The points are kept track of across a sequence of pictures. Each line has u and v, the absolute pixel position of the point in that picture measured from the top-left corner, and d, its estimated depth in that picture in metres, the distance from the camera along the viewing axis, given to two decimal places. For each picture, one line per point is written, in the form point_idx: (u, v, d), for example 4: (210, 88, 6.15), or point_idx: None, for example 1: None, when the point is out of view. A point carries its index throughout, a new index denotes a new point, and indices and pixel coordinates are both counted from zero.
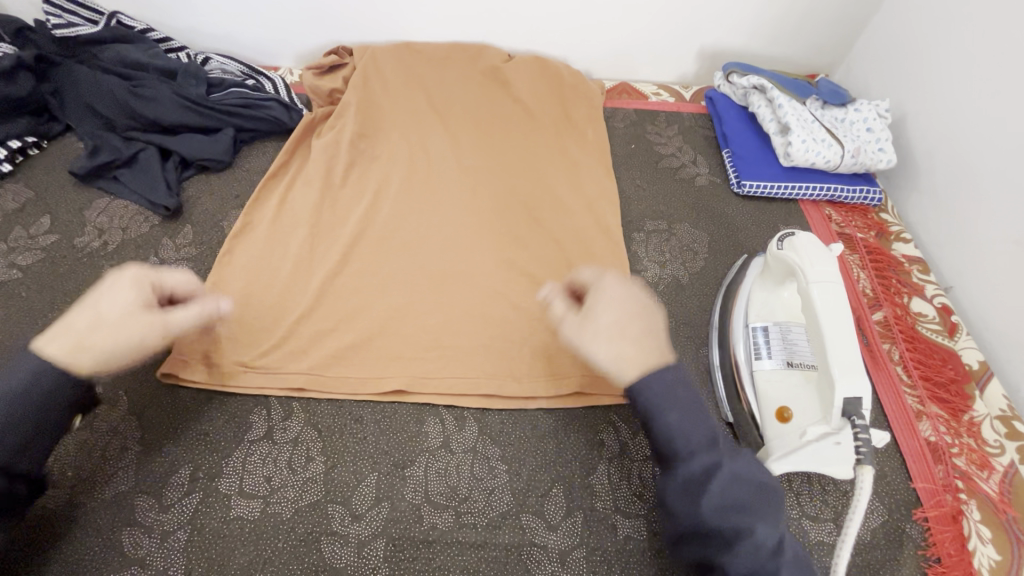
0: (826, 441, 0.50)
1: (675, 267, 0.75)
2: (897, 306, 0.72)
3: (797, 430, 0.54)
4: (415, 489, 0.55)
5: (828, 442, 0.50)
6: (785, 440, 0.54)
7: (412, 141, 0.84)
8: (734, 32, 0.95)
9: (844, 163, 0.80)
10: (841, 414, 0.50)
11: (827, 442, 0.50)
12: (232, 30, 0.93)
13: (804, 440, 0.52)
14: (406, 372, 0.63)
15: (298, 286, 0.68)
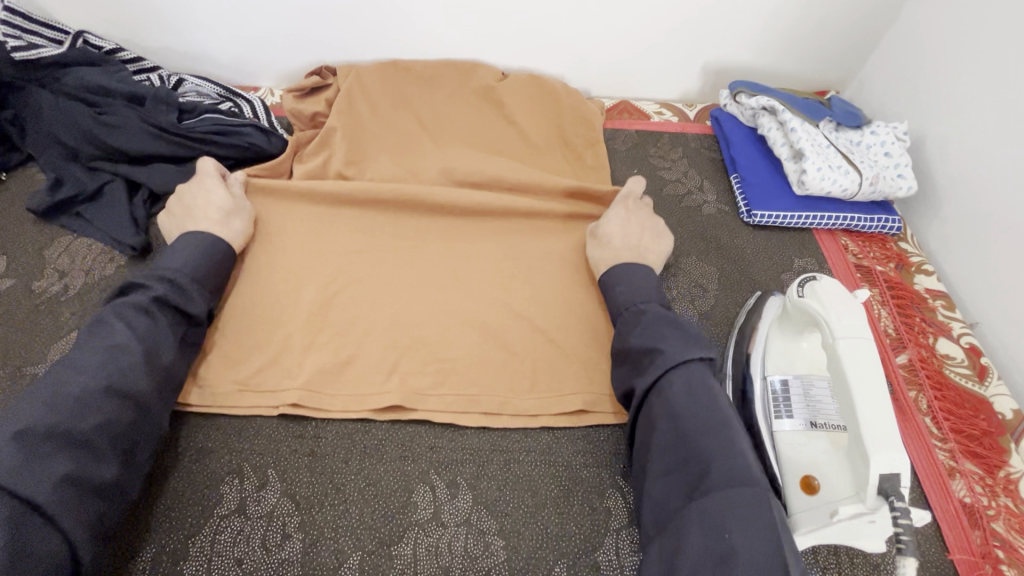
0: (859, 520, 0.44)
1: (684, 306, 0.70)
2: (923, 347, 0.67)
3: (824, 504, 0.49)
4: (402, 571, 0.50)
5: (861, 521, 0.44)
6: (811, 513, 0.49)
7: (403, 167, 0.80)
8: (740, 49, 0.90)
9: (862, 191, 0.75)
10: (877, 491, 0.44)
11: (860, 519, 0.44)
12: (207, 49, 0.87)
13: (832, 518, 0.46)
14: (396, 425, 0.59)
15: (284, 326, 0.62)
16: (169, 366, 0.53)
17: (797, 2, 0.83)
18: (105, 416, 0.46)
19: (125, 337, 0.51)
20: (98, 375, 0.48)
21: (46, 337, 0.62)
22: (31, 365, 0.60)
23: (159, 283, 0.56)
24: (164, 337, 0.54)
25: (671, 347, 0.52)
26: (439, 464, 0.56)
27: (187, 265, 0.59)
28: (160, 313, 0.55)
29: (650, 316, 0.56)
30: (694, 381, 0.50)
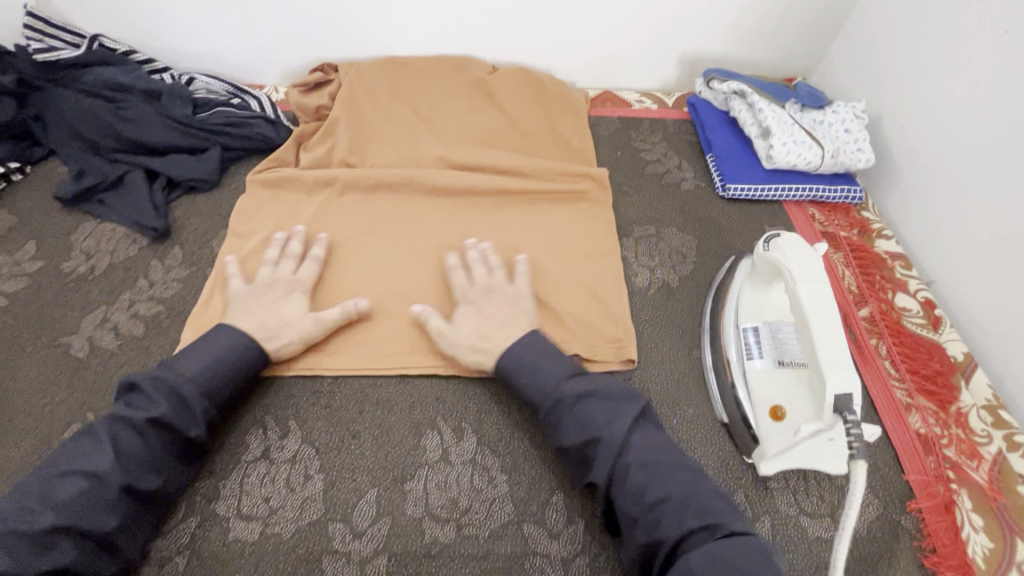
0: (819, 437, 0.51)
1: (665, 271, 0.76)
2: (883, 301, 0.74)
3: (790, 428, 0.56)
4: (415, 504, 0.55)
5: (821, 438, 0.51)
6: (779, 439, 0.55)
7: (401, 152, 0.85)
8: (712, 39, 0.97)
9: (824, 164, 0.82)
10: (833, 410, 0.51)
11: (820, 439, 0.52)
12: (215, 49, 0.93)
13: (797, 438, 0.53)
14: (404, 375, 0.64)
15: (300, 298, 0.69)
16: (155, 491, 0.51)
17: None
18: (64, 560, 0.46)
19: (106, 467, 0.49)
20: (63, 510, 0.47)
21: (77, 312, 0.67)
22: (66, 336, 0.65)
23: (164, 394, 0.53)
24: (153, 462, 0.51)
25: (607, 430, 0.52)
26: (445, 413, 0.61)
27: (199, 372, 0.55)
28: (156, 436, 0.52)
29: (576, 395, 0.55)
30: (645, 455, 0.51)
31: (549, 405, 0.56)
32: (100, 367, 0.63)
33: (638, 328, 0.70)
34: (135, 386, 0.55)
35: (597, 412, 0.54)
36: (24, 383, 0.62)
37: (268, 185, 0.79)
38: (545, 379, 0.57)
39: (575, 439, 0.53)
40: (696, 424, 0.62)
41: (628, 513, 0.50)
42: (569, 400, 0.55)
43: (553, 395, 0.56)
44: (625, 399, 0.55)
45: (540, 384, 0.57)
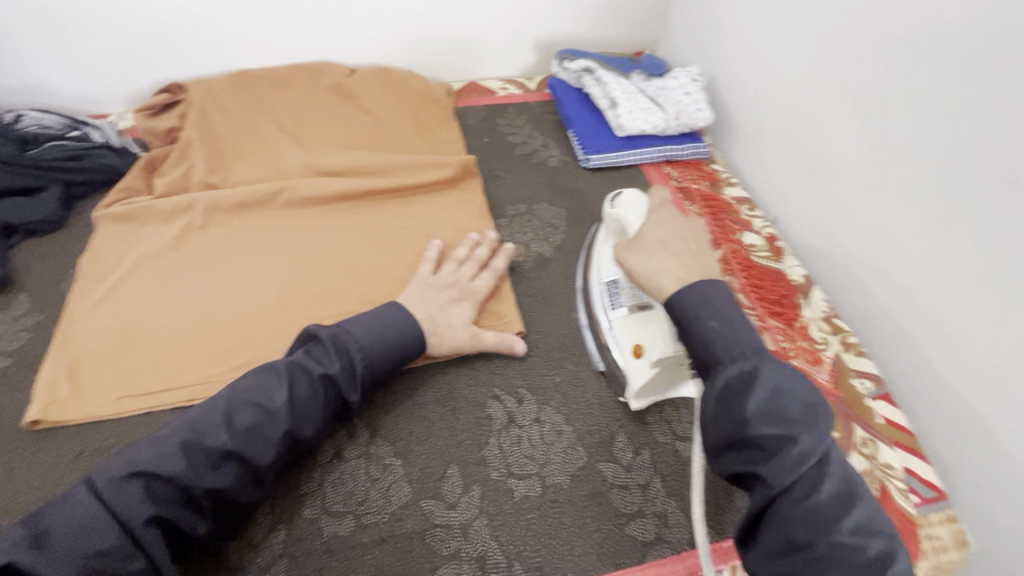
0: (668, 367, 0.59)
1: (540, 244, 0.80)
2: (733, 241, 0.82)
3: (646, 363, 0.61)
4: (311, 505, 0.55)
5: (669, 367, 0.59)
6: (638, 372, 0.62)
7: (265, 165, 0.84)
8: (560, 23, 1.03)
9: (670, 125, 0.89)
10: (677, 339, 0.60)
11: (674, 364, 0.61)
12: (42, 82, 0.87)
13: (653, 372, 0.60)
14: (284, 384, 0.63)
15: (160, 335, 0.66)
16: (308, 439, 0.53)
17: None
18: (224, 483, 0.48)
19: (278, 405, 0.51)
20: (239, 437, 0.49)
21: None
22: None
23: (342, 359, 0.56)
24: (316, 410, 0.53)
25: (807, 434, 0.42)
26: None
27: (368, 342, 0.58)
28: (321, 386, 0.54)
29: (771, 382, 0.44)
30: (839, 487, 0.42)
31: (733, 368, 0.45)
32: None
33: (519, 300, 0.74)
34: (315, 337, 0.57)
35: (791, 398, 0.43)
36: None
37: (119, 216, 0.75)
38: (740, 342, 0.47)
39: (770, 434, 0.42)
40: (577, 378, 0.66)
41: (795, 538, 0.41)
42: (764, 381, 0.44)
43: (741, 361, 0.46)
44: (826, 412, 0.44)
45: (732, 342, 0.47)
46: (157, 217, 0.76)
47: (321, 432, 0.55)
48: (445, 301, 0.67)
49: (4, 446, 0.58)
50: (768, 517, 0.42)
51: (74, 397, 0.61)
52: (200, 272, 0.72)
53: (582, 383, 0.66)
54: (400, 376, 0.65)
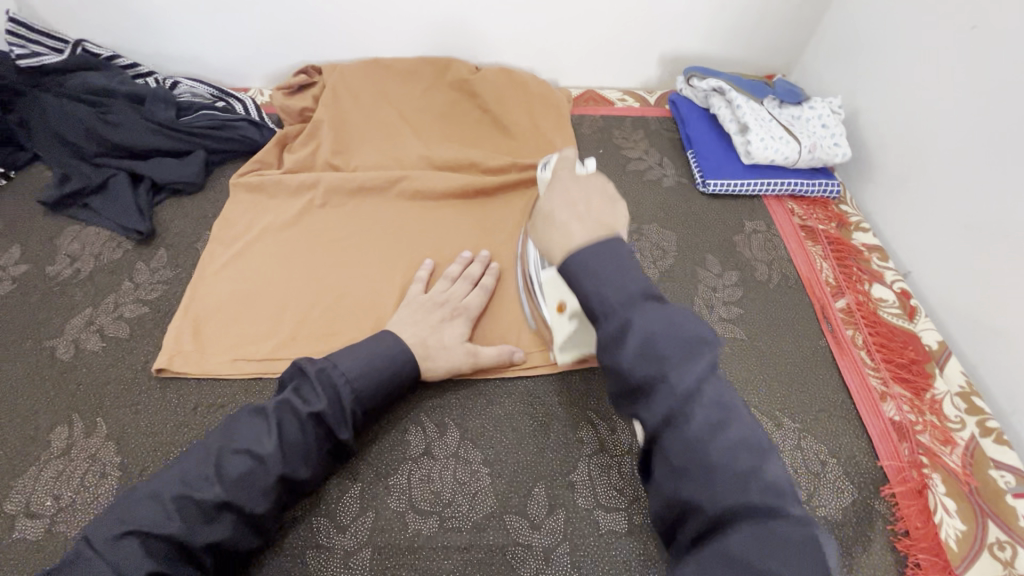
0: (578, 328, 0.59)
1: (646, 266, 0.77)
2: (859, 293, 0.75)
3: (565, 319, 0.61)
4: (398, 497, 0.56)
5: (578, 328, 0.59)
6: (560, 326, 0.62)
7: (385, 152, 0.86)
8: (693, 38, 0.98)
9: (801, 159, 0.83)
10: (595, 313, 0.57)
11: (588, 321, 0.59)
12: (200, 53, 0.94)
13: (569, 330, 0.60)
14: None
15: (275, 305, 0.70)
16: (304, 482, 0.52)
17: None
18: (222, 534, 0.47)
19: (268, 452, 0.50)
20: (230, 486, 0.48)
21: (62, 315, 0.68)
22: (50, 339, 0.66)
23: (325, 392, 0.54)
24: (307, 454, 0.52)
25: (677, 368, 0.40)
26: (429, 408, 0.62)
27: (356, 374, 0.55)
28: (314, 429, 0.52)
29: (642, 329, 0.41)
30: (713, 410, 0.40)
31: (604, 319, 0.42)
32: (86, 369, 0.64)
33: None
34: (304, 376, 0.55)
35: (666, 331, 0.41)
36: (10, 384, 0.62)
37: (252, 187, 0.80)
38: (627, 308, 0.41)
39: (642, 374, 0.40)
40: None
41: (673, 465, 0.40)
42: (635, 331, 0.41)
43: (614, 309, 0.42)
44: (697, 345, 0.41)
45: (607, 294, 0.42)
46: (284, 191, 0.80)
47: (321, 471, 0.54)
48: (436, 321, 0.64)
49: (133, 387, 0.63)
50: (658, 447, 0.41)
51: (197, 354, 0.65)
52: (316, 250, 0.75)
53: None
54: (495, 383, 0.64)
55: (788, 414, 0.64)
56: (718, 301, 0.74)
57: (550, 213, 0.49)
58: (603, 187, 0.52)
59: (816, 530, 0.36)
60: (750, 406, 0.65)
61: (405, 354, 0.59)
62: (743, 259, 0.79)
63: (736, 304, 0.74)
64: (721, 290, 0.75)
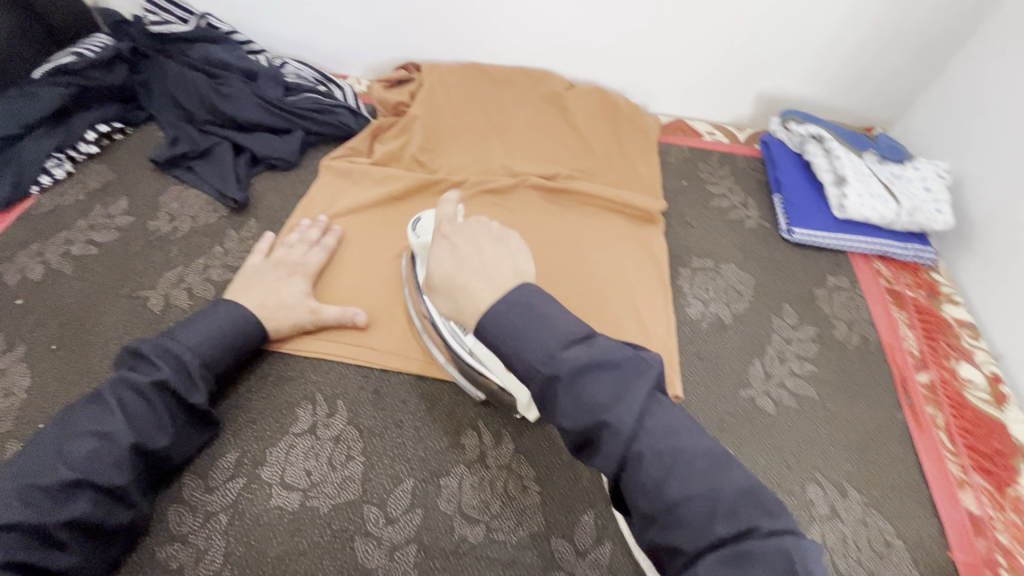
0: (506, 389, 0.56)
1: (719, 306, 0.76)
2: (945, 369, 0.71)
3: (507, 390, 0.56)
4: (448, 500, 0.56)
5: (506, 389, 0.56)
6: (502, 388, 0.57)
7: (470, 158, 0.88)
8: (795, 81, 0.96)
9: (899, 220, 0.79)
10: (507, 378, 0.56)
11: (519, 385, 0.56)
12: (309, 39, 0.98)
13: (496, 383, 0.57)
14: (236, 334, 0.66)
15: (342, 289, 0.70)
16: (163, 448, 0.53)
17: (850, 43, 0.89)
18: (79, 512, 0.46)
19: (116, 426, 0.50)
20: (78, 466, 0.48)
21: (158, 269, 0.72)
22: (144, 290, 0.70)
23: (167, 363, 0.55)
24: (160, 420, 0.53)
25: (615, 412, 0.40)
26: (486, 416, 0.62)
27: (194, 343, 0.57)
28: (158, 397, 0.53)
29: (568, 374, 0.41)
30: (662, 443, 0.40)
31: (534, 383, 0.42)
32: (172, 324, 0.67)
33: (684, 359, 0.70)
34: (138, 354, 0.55)
35: (598, 371, 0.41)
36: (106, 326, 0.66)
37: (346, 173, 0.82)
38: (528, 350, 0.42)
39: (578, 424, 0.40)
40: None
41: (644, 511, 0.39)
42: (566, 384, 0.41)
43: (544, 371, 0.41)
44: (637, 368, 0.41)
45: (528, 356, 0.42)
46: (372, 180, 0.82)
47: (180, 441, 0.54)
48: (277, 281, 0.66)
49: None
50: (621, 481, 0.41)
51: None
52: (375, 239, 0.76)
53: None
54: None
55: (855, 484, 0.61)
56: (791, 355, 0.71)
57: (450, 275, 0.49)
58: (488, 229, 0.53)
59: (793, 541, 0.35)
60: (815, 469, 0.62)
61: (246, 316, 0.61)
62: (822, 314, 0.76)
63: (811, 361, 0.71)
64: (796, 344, 0.72)
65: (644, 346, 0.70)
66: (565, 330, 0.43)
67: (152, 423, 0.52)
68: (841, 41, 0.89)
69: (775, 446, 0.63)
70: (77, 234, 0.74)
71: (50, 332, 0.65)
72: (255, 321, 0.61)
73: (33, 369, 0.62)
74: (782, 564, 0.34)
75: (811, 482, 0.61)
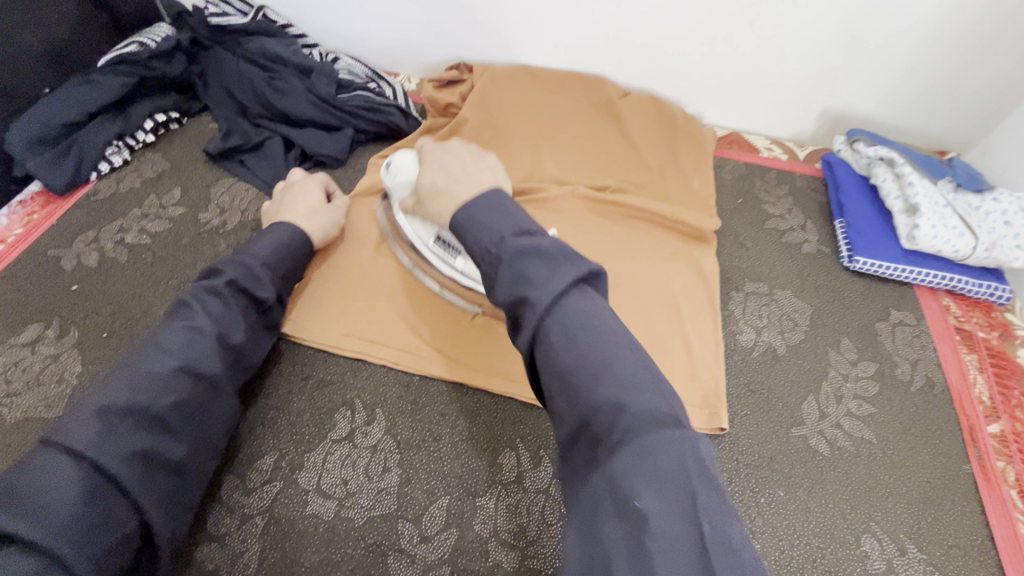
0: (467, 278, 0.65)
1: (773, 335, 0.72)
2: (1018, 421, 0.66)
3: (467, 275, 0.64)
4: (483, 522, 0.55)
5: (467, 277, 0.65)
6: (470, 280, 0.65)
7: (519, 165, 0.85)
8: (865, 99, 0.90)
9: (975, 255, 0.74)
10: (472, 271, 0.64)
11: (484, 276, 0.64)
12: (362, 35, 0.97)
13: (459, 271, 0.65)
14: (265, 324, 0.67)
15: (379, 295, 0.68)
16: (240, 345, 0.56)
17: (930, 61, 0.83)
18: (184, 394, 0.49)
19: (203, 321, 0.53)
20: (179, 354, 0.51)
21: (206, 262, 0.72)
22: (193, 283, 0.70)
23: (233, 267, 0.58)
24: (236, 318, 0.56)
25: (540, 290, 0.39)
26: (525, 437, 0.60)
27: (265, 255, 0.61)
28: (231, 296, 0.57)
29: (512, 255, 0.42)
30: (577, 325, 0.38)
31: (485, 266, 0.43)
32: None
33: (733, 390, 0.67)
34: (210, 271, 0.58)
35: (541, 264, 0.41)
36: (155, 317, 0.67)
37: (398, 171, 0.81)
38: (489, 229, 0.44)
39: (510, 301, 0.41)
40: (780, 508, 0.59)
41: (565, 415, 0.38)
42: (504, 273, 0.42)
43: (492, 255, 0.43)
44: (571, 260, 0.41)
45: (484, 238, 0.44)
46: None
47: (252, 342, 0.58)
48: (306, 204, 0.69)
49: None
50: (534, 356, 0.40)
51: (310, 321, 0.66)
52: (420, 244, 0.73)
53: (788, 517, 0.59)
54: None
55: (915, 540, 0.58)
56: (848, 393, 0.67)
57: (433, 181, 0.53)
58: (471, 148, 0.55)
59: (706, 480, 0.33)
60: (871, 520, 0.59)
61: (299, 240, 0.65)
62: (884, 351, 0.72)
63: (870, 401, 0.67)
64: (855, 381, 0.68)
65: (690, 372, 0.67)
66: (521, 223, 0.44)
67: (230, 321, 0.56)
68: (919, 59, 0.83)
69: (828, 491, 0.60)
70: (132, 223, 0.75)
71: (101, 320, 0.66)
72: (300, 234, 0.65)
73: (84, 356, 0.63)
74: (681, 481, 0.32)
75: (867, 533, 0.58)
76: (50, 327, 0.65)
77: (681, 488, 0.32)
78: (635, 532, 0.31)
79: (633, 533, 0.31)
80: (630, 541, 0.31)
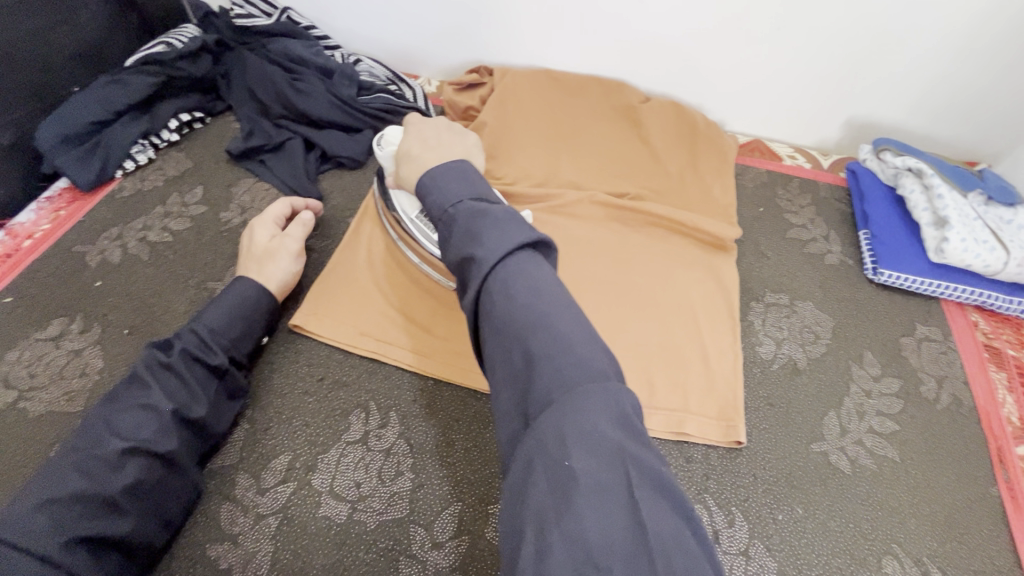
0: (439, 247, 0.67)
1: (793, 347, 0.71)
2: None
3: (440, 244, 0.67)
4: (495, 530, 0.54)
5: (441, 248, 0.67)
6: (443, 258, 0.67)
7: (538, 169, 0.85)
8: (893, 108, 0.88)
9: (1007, 270, 0.72)
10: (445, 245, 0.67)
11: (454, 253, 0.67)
12: (384, 37, 0.98)
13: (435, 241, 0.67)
14: (281, 324, 0.67)
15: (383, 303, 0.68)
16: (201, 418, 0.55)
17: (963, 70, 0.81)
18: (131, 478, 0.49)
19: (157, 397, 0.53)
20: (133, 438, 0.50)
21: (226, 261, 0.73)
22: (212, 281, 0.71)
23: (185, 337, 0.58)
24: (193, 390, 0.55)
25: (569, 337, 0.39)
26: None
27: (223, 323, 0.60)
28: (184, 368, 0.56)
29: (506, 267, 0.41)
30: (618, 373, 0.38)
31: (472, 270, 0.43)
32: None
33: (751, 402, 0.66)
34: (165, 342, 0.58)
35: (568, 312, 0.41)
36: (175, 314, 0.68)
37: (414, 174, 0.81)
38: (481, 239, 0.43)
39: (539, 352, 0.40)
40: (799, 526, 0.58)
41: None
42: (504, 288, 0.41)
43: (478, 256, 0.43)
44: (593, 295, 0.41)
45: (477, 242, 0.43)
46: None
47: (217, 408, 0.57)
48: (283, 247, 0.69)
49: (272, 344, 0.65)
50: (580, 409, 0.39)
51: (318, 318, 0.66)
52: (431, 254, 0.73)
53: (807, 535, 0.57)
54: None
55: (939, 564, 0.56)
56: (871, 409, 0.66)
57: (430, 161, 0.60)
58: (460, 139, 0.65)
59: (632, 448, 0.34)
60: (893, 540, 0.57)
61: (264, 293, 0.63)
62: (909, 367, 0.70)
63: (893, 418, 0.65)
64: (878, 397, 0.67)
65: (709, 384, 0.65)
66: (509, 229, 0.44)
67: (189, 394, 0.55)
68: (951, 68, 0.81)
69: (849, 509, 0.59)
70: (155, 221, 0.76)
71: (123, 316, 0.67)
72: (263, 291, 0.63)
73: (105, 351, 0.64)
74: (612, 447, 0.33)
75: (888, 554, 0.57)
76: (74, 322, 0.66)
77: (609, 447, 0.33)
78: (561, 488, 0.32)
79: (563, 489, 0.32)
80: (553, 494, 0.32)
